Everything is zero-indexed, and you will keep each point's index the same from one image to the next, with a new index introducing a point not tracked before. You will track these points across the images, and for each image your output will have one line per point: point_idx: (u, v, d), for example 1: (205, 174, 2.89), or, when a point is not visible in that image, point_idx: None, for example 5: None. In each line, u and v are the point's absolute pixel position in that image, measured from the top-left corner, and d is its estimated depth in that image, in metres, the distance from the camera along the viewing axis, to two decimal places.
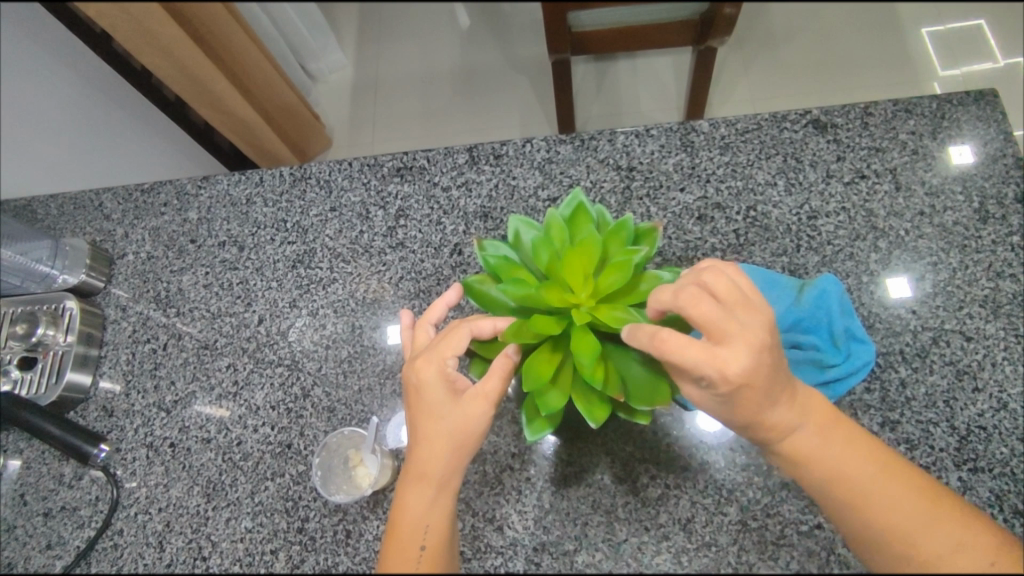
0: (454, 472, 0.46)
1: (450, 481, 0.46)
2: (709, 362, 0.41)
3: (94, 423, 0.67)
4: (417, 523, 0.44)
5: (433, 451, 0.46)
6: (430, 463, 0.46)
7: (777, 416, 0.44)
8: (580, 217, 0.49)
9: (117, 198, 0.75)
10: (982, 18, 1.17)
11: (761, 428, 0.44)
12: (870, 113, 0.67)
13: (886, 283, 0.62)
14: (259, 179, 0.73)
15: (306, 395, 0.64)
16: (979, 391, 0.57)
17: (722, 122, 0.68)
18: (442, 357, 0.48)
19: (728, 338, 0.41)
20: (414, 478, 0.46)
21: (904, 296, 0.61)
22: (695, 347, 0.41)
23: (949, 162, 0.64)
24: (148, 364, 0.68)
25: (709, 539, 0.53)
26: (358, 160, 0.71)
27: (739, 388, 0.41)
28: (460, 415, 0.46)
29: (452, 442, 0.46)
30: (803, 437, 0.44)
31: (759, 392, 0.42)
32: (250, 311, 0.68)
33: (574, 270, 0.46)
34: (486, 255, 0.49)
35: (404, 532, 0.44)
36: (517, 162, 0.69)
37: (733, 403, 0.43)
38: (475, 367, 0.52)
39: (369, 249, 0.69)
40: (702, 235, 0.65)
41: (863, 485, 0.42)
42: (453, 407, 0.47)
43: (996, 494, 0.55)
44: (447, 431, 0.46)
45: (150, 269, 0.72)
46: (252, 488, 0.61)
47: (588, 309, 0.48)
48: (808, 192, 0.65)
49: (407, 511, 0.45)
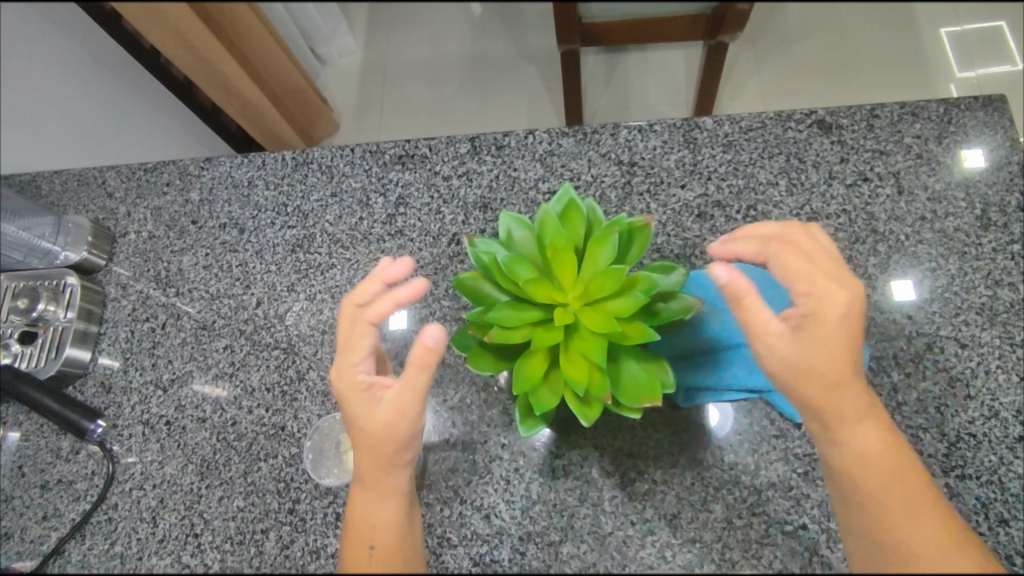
0: (391, 469, 0.46)
1: (390, 481, 0.46)
2: (824, 287, 0.44)
3: (92, 398, 0.67)
4: (367, 522, 0.45)
5: (371, 448, 0.46)
6: (373, 461, 0.46)
7: (855, 389, 0.43)
8: (572, 215, 0.46)
9: (121, 176, 0.76)
10: (1000, 21, 1.16)
11: (838, 397, 0.43)
12: (876, 114, 0.67)
13: (892, 286, 0.61)
14: (261, 162, 0.73)
15: (301, 377, 0.64)
16: (970, 399, 0.57)
17: (726, 119, 0.68)
18: (351, 362, 0.47)
19: (842, 280, 0.44)
20: (360, 480, 0.47)
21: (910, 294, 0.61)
22: (812, 271, 0.44)
23: (962, 166, 0.64)
24: (146, 342, 0.69)
25: (693, 535, 0.54)
26: (360, 146, 0.72)
27: (839, 326, 0.43)
28: (375, 414, 0.46)
29: (381, 444, 0.46)
30: (864, 435, 0.43)
31: (849, 345, 0.43)
32: (248, 294, 0.69)
33: (564, 267, 0.44)
34: (475, 252, 0.46)
35: (351, 529, 0.46)
36: (518, 154, 0.70)
37: (825, 352, 0.43)
38: (467, 362, 0.47)
39: (368, 236, 0.69)
40: (700, 233, 0.65)
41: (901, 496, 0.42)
42: (368, 410, 0.46)
43: (982, 501, 0.54)
44: (373, 428, 0.46)
45: (151, 248, 0.73)
46: (244, 468, 0.62)
47: (574, 309, 0.46)
48: (810, 193, 0.65)
49: (360, 510, 0.46)
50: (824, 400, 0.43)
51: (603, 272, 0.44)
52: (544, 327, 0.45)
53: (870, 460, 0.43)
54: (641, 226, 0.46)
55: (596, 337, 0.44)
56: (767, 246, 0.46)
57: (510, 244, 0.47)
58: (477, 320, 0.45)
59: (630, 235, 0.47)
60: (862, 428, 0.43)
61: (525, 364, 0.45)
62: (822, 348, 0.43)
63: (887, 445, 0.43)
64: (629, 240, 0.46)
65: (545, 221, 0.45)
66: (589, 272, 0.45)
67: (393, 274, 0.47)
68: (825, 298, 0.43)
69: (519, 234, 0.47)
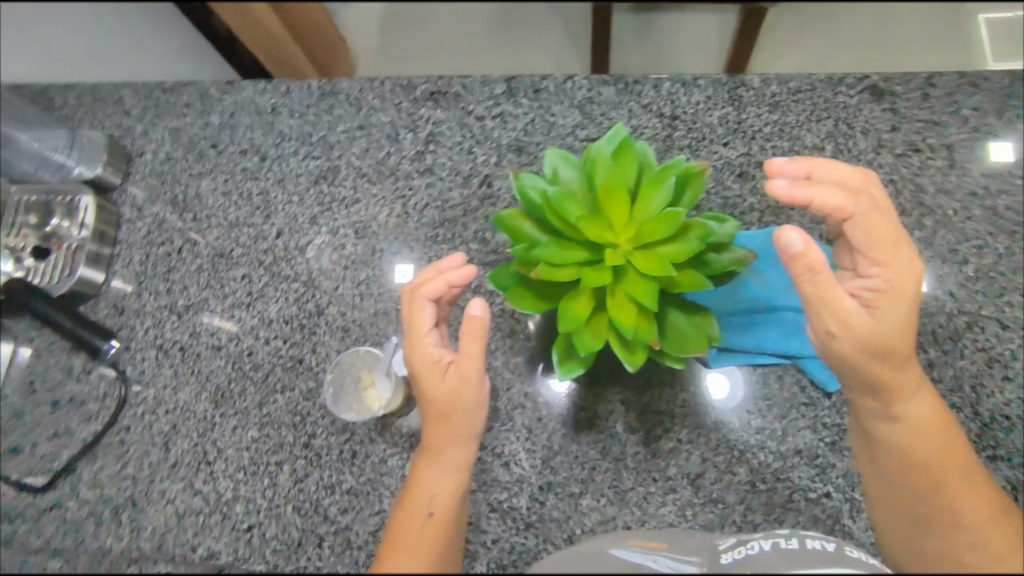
0: (455, 442, 0.47)
1: (456, 455, 0.47)
2: (891, 272, 0.44)
3: (104, 319, 0.66)
4: (426, 492, 0.46)
5: (433, 422, 0.47)
6: (434, 435, 0.47)
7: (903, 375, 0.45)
8: (625, 154, 0.44)
9: (138, 93, 0.72)
10: None
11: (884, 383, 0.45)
12: (934, 83, 0.63)
13: None
14: (285, 89, 0.70)
15: (320, 312, 0.63)
16: (1008, 380, 0.56)
17: (775, 78, 0.65)
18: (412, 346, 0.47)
19: (906, 260, 0.44)
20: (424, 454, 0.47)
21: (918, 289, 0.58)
22: (883, 248, 0.43)
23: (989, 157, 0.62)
24: (162, 267, 0.67)
25: (716, 496, 0.53)
26: (390, 79, 0.69)
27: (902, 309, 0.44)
28: (445, 391, 0.46)
29: (448, 415, 0.46)
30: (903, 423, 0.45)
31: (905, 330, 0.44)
32: (268, 224, 0.67)
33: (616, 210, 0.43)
34: (522, 188, 0.44)
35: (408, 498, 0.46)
36: (556, 98, 0.66)
37: (882, 333, 0.43)
38: (509, 302, 0.45)
39: (396, 172, 0.66)
40: (741, 193, 0.63)
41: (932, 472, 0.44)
42: (435, 386, 0.47)
43: (1011, 483, 0.53)
44: (436, 401, 0.47)
45: (168, 170, 0.70)
46: (260, 399, 0.61)
47: (623, 253, 0.44)
48: (858, 159, 0.63)
49: (419, 481, 0.46)
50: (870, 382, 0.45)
51: (658, 214, 0.42)
52: (591, 268, 0.43)
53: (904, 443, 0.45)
54: (696, 172, 0.44)
55: (647, 280, 0.42)
56: (852, 202, 0.43)
57: (556, 182, 0.45)
58: (523, 258, 0.44)
59: (683, 181, 0.45)
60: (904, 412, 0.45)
61: (569, 304, 0.43)
62: (894, 327, 0.43)
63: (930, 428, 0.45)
64: (683, 185, 0.44)
65: (598, 159, 0.43)
66: (640, 216, 0.43)
67: (458, 278, 0.48)
68: (899, 277, 0.44)
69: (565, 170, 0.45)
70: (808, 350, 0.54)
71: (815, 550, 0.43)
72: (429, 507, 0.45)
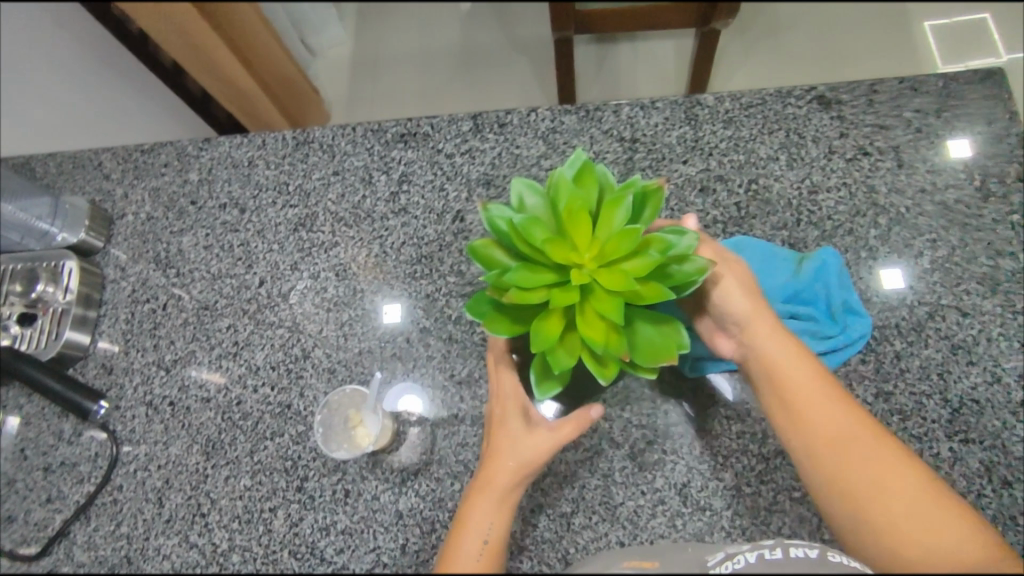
0: (518, 487, 0.48)
1: (511, 496, 0.47)
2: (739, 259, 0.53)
3: (93, 380, 0.67)
4: (481, 520, 0.46)
5: (501, 463, 0.48)
6: (500, 472, 0.47)
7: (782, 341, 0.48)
8: (585, 177, 0.46)
9: (116, 158, 0.75)
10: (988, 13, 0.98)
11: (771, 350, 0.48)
12: (876, 90, 0.67)
13: (880, 274, 0.61)
14: (260, 142, 0.72)
15: (306, 356, 0.64)
16: (973, 364, 0.58)
17: (726, 96, 0.68)
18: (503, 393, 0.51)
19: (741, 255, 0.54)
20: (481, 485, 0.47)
21: (898, 287, 0.61)
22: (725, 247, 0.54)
23: (949, 157, 0.64)
24: (148, 323, 0.68)
25: (704, 504, 0.54)
26: (361, 126, 0.71)
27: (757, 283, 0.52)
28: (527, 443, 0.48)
29: (523, 466, 0.48)
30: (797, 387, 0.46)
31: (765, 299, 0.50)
32: (250, 273, 0.68)
33: (581, 229, 0.45)
34: (490, 218, 0.45)
35: (464, 526, 0.46)
36: (520, 131, 0.69)
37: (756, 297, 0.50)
38: (489, 327, 0.47)
39: (371, 214, 0.69)
40: (703, 207, 0.66)
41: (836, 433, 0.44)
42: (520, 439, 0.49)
43: (986, 465, 0.55)
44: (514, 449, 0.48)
45: (150, 230, 0.72)
46: (250, 447, 0.62)
47: (589, 271, 0.46)
48: (810, 167, 0.66)
49: (473, 509, 0.46)
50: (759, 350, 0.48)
51: (620, 232, 0.44)
52: (560, 289, 0.45)
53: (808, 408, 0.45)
54: (654, 189, 0.46)
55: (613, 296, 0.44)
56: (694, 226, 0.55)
57: (522, 209, 0.46)
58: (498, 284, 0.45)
59: (642, 198, 0.47)
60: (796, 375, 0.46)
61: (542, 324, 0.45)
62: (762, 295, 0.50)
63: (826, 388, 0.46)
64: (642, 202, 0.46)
65: (560, 184, 0.45)
66: (603, 233, 0.45)
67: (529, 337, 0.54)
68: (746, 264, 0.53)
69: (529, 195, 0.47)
70: None
71: (799, 558, 0.44)
72: (484, 536, 0.45)
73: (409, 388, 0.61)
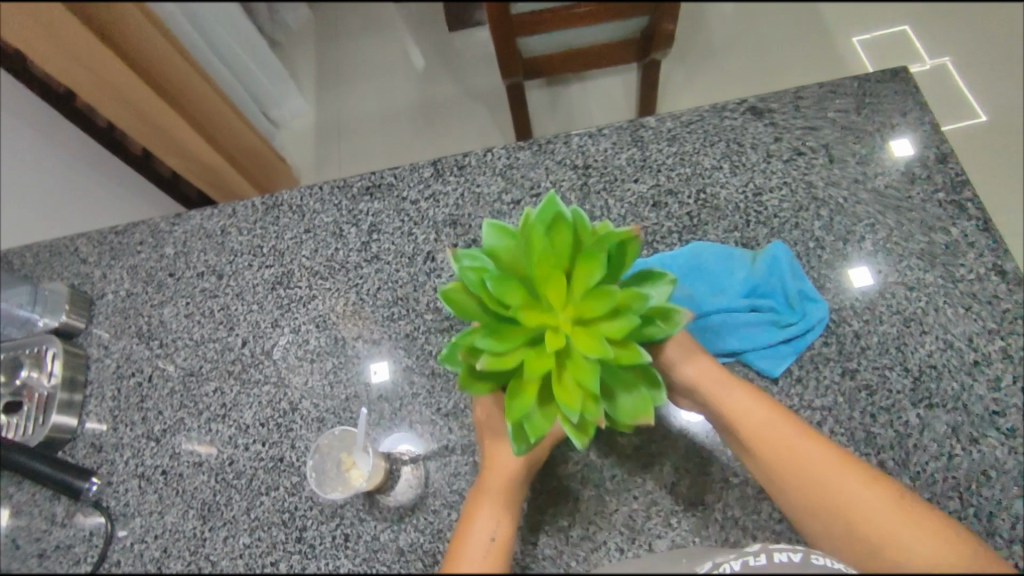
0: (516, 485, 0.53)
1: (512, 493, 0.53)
2: None
3: (83, 460, 0.67)
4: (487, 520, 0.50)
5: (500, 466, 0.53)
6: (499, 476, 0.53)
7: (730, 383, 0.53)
8: (559, 229, 0.47)
9: (92, 242, 0.77)
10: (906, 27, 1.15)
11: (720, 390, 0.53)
12: (801, 96, 0.73)
13: (849, 275, 0.64)
14: (232, 211, 0.76)
15: (295, 408, 0.65)
16: (926, 333, 0.61)
17: (667, 117, 0.74)
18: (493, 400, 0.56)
19: None
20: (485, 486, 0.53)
21: (865, 285, 0.64)
22: None
23: (892, 155, 0.69)
24: (134, 397, 0.69)
25: (695, 500, 0.56)
26: (328, 184, 0.75)
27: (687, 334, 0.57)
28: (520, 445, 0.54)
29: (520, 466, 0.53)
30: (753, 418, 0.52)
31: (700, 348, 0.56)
32: (233, 335, 0.70)
33: (555, 288, 0.47)
34: (461, 270, 0.47)
35: (472, 526, 0.50)
36: (480, 171, 0.74)
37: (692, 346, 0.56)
38: (462, 388, 0.48)
39: (345, 264, 0.71)
40: (658, 220, 0.70)
41: (796, 457, 0.50)
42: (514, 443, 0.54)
43: (952, 426, 0.57)
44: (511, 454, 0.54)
45: (130, 305, 0.74)
46: (247, 504, 0.62)
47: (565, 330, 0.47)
48: (751, 172, 0.71)
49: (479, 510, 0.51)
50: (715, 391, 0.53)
51: (595, 294, 0.46)
52: (536, 352, 0.47)
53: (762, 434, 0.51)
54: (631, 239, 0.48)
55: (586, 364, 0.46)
56: None
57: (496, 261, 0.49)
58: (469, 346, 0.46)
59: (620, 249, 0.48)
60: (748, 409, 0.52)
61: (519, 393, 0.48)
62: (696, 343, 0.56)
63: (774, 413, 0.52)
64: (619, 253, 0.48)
65: (533, 237, 0.46)
66: (577, 292, 0.47)
67: None
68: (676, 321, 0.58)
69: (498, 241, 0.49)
70: (745, 344, 0.62)
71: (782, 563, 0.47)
72: (492, 533, 0.50)
73: (406, 436, 0.62)
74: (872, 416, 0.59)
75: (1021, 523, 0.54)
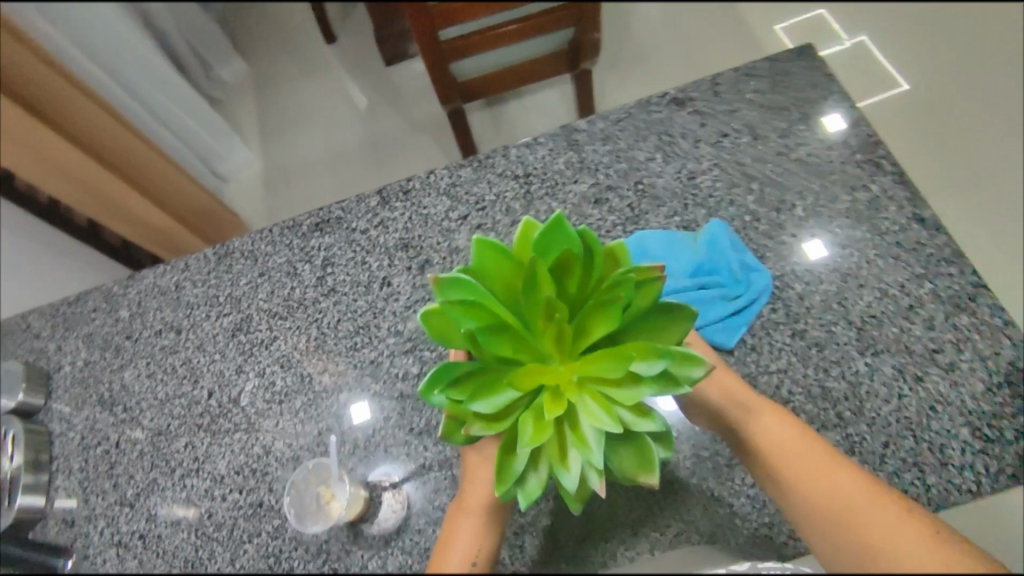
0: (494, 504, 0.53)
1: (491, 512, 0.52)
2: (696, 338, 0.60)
3: (56, 537, 0.65)
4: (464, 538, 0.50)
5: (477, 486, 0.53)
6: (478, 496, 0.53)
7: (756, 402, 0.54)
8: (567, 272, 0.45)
9: (44, 315, 0.76)
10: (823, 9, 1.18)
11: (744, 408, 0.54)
12: (719, 83, 0.77)
13: (804, 249, 0.67)
14: (184, 265, 0.76)
15: (268, 451, 0.65)
16: (863, 286, 0.64)
17: (597, 118, 0.76)
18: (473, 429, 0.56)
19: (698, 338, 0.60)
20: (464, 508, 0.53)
21: (816, 258, 0.66)
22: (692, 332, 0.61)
23: (827, 130, 0.73)
24: (103, 465, 0.68)
25: (670, 478, 0.58)
26: (277, 226, 0.76)
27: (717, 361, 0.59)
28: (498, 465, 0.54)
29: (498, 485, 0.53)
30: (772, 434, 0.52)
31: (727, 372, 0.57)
32: (198, 388, 0.69)
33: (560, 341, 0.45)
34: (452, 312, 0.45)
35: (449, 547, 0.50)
36: (424, 193, 0.75)
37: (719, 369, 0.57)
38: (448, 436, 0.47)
39: (303, 302, 0.72)
40: (601, 216, 0.71)
41: (807, 467, 0.49)
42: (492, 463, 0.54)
43: (902, 370, 0.60)
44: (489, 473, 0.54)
45: (90, 374, 0.72)
46: (230, 555, 0.61)
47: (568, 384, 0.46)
48: (683, 158, 0.73)
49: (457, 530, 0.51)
50: (737, 410, 0.54)
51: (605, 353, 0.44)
52: (536, 408, 0.46)
53: (779, 448, 0.51)
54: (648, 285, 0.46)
55: (583, 423, 0.45)
56: None
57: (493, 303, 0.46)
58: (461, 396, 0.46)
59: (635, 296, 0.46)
60: (767, 425, 0.52)
61: (513, 447, 0.46)
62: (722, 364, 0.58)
63: (793, 429, 0.52)
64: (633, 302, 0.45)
65: (537, 282, 0.44)
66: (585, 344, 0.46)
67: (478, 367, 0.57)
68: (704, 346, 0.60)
69: (497, 268, 0.47)
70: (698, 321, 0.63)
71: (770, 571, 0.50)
72: (472, 558, 0.48)
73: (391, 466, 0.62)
74: (825, 371, 0.61)
75: (981, 452, 0.56)
